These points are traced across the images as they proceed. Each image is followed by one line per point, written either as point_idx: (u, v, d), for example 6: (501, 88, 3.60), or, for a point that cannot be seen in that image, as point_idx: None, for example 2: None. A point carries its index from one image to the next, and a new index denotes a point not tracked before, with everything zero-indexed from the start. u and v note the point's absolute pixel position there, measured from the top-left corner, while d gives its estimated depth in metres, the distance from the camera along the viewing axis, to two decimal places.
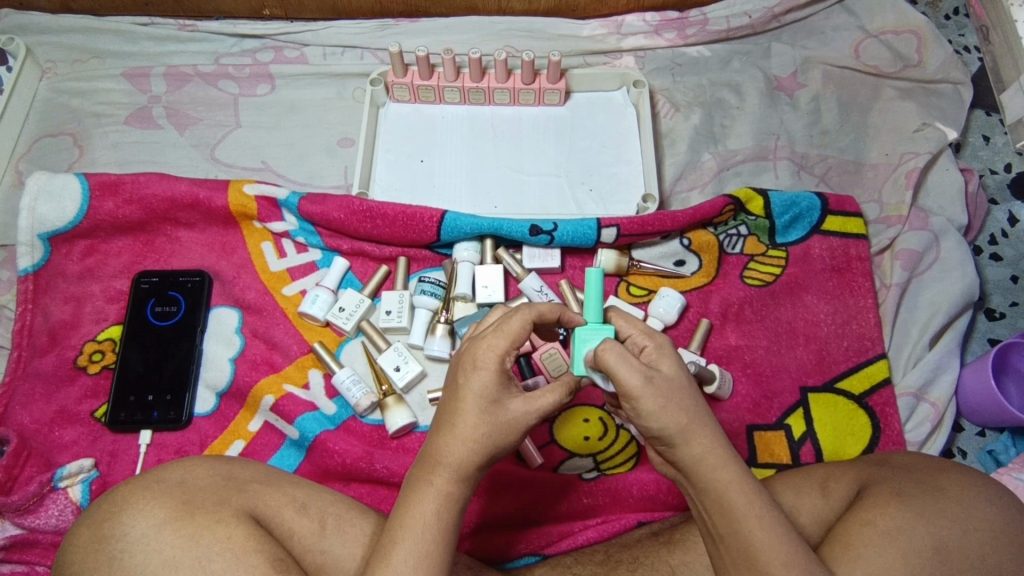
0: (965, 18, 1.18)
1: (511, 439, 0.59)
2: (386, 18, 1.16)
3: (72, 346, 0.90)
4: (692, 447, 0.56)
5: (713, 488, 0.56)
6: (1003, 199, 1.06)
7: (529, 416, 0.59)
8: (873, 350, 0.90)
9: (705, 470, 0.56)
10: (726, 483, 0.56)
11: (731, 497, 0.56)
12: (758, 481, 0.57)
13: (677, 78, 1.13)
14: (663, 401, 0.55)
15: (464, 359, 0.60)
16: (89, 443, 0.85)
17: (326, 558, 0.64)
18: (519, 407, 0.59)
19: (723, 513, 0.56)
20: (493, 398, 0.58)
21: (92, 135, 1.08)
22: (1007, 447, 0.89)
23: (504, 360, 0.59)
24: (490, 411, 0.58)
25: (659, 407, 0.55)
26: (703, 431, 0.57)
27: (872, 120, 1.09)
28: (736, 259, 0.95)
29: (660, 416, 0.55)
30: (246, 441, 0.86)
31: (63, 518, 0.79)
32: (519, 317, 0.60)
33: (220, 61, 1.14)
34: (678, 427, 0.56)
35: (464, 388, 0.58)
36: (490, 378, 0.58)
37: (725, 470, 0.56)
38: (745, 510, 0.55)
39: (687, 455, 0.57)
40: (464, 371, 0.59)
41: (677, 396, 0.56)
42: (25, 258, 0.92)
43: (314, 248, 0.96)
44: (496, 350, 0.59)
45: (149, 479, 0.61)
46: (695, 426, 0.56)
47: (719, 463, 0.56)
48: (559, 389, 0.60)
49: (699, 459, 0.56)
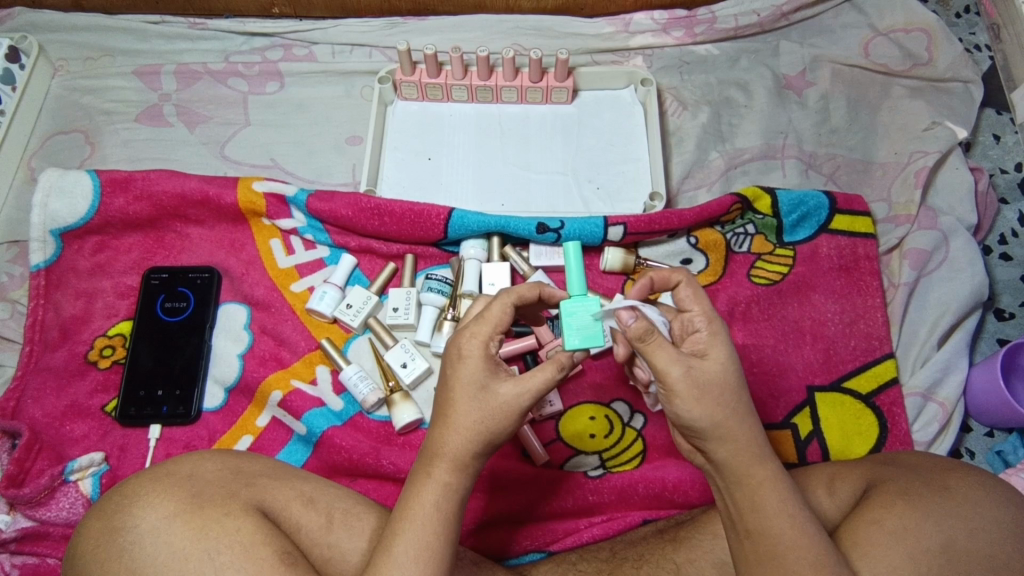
0: (976, 16, 1.17)
1: (505, 424, 0.58)
2: (394, 16, 1.17)
3: (83, 341, 0.91)
4: (728, 443, 0.57)
5: (748, 485, 0.57)
6: (1014, 199, 1.05)
7: (520, 397, 0.58)
8: (881, 349, 0.89)
9: (741, 467, 0.57)
10: (761, 481, 0.56)
11: (764, 495, 0.56)
12: (791, 481, 0.58)
13: (685, 76, 1.13)
14: (699, 394, 0.56)
15: (450, 350, 0.60)
16: (100, 436, 0.86)
17: (333, 553, 0.64)
18: (508, 390, 0.58)
19: (754, 510, 0.56)
20: (481, 384, 0.58)
21: (103, 132, 1.09)
22: (1016, 448, 0.88)
23: (489, 346, 0.60)
24: (479, 398, 0.58)
25: (694, 400, 0.56)
26: (741, 428, 0.57)
27: (881, 119, 1.09)
28: (743, 258, 0.95)
29: (692, 408, 0.56)
30: (255, 435, 0.87)
31: (74, 511, 0.79)
32: (499, 302, 0.61)
33: (230, 59, 1.14)
34: (711, 421, 0.56)
35: (452, 378, 0.59)
36: (476, 365, 0.59)
37: (761, 467, 0.57)
38: (778, 510, 0.56)
39: (721, 451, 0.57)
40: (451, 362, 0.60)
41: (716, 391, 0.56)
42: (37, 254, 0.93)
43: (322, 245, 0.97)
44: (478, 337, 0.59)
45: (159, 472, 0.62)
46: (734, 423, 0.57)
47: (754, 461, 0.57)
48: (551, 365, 0.59)
49: (735, 456, 0.57)
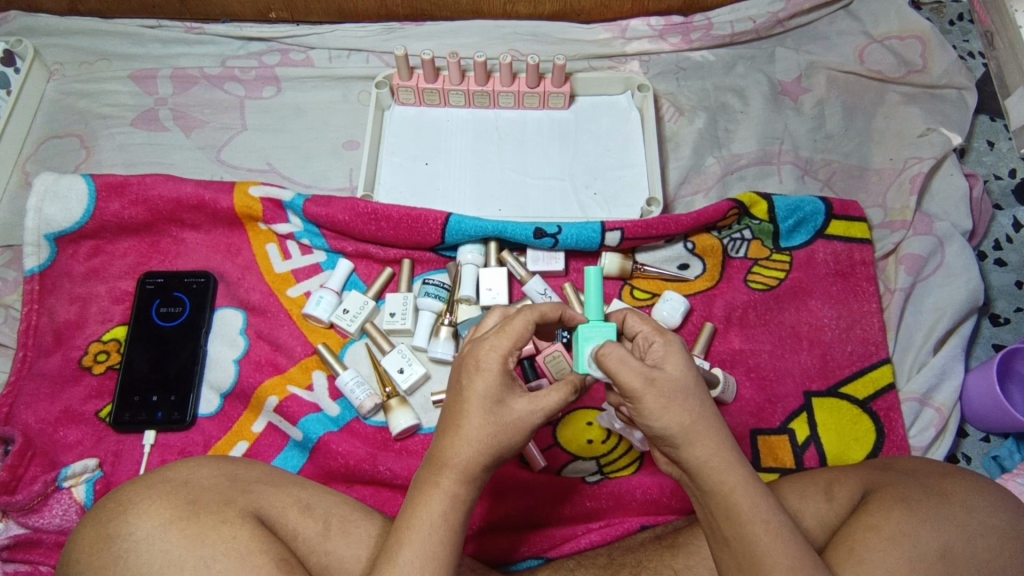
0: (970, 24, 1.18)
1: (516, 440, 0.58)
2: (391, 22, 1.17)
3: (77, 347, 0.90)
4: (695, 449, 0.56)
5: (720, 492, 0.56)
6: (1008, 205, 1.06)
7: (534, 415, 0.58)
8: (877, 355, 0.89)
9: (711, 472, 0.56)
10: (732, 487, 0.56)
11: (737, 501, 0.56)
12: (764, 486, 0.58)
13: (681, 83, 1.13)
14: (665, 402, 0.56)
15: (467, 361, 0.60)
16: (94, 442, 0.86)
17: (331, 559, 0.64)
18: (523, 407, 0.58)
19: (728, 518, 0.56)
20: (497, 399, 0.58)
21: (99, 136, 1.08)
22: (1011, 453, 0.88)
23: (507, 361, 0.59)
24: (495, 413, 0.58)
25: (660, 408, 0.56)
26: (707, 433, 0.57)
27: (876, 125, 1.09)
28: (740, 263, 0.95)
29: (660, 417, 0.56)
30: (251, 441, 0.86)
31: (67, 518, 0.79)
32: (522, 317, 0.60)
33: (226, 63, 1.14)
34: (680, 427, 0.56)
35: (467, 390, 0.58)
36: (493, 379, 0.58)
37: (731, 474, 0.56)
38: (752, 515, 0.56)
39: (691, 457, 0.57)
40: (467, 373, 0.59)
41: (681, 397, 0.56)
42: (31, 258, 0.92)
43: (318, 249, 0.97)
44: (498, 350, 0.59)
45: (154, 478, 0.61)
46: (700, 428, 0.56)
47: (724, 467, 0.56)
48: (566, 387, 0.60)
49: (704, 461, 0.57)
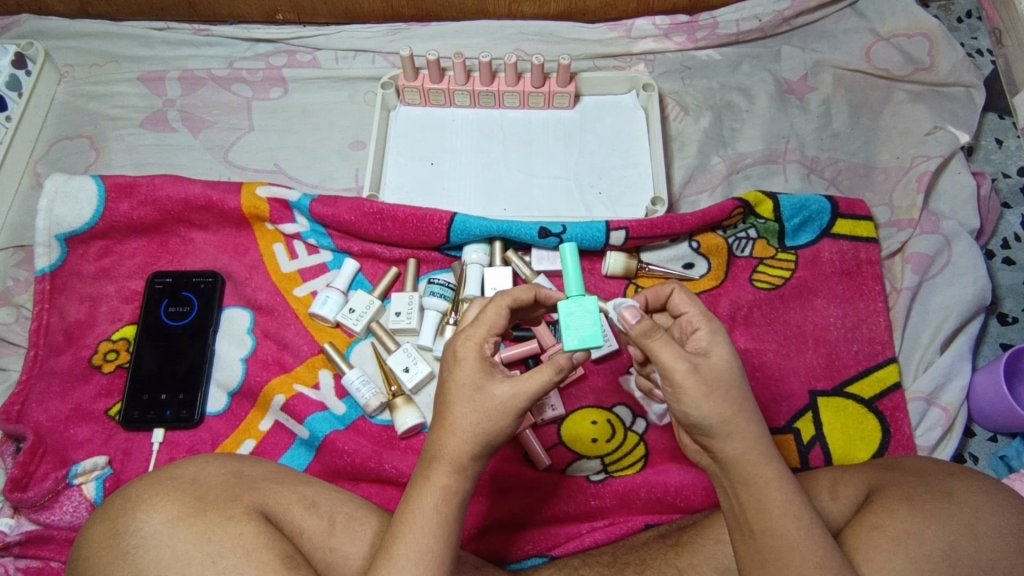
0: (978, 21, 1.17)
1: (502, 424, 0.58)
2: (397, 22, 1.18)
3: (88, 346, 0.92)
4: (733, 441, 0.57)
5: (755, 485, 0.57)
6: (1016, 203, 1.05)
7: (515, 398, 0.58)
8: (883, 354, 0.89)
9: (747, 465, 0.57)
10: (767, 480, 0.57)
11: (771, 495, 0.56)
12: (796, 482, 0.58)
13: (687, 81, 1.13)
14: (707, 390, 0.56)
15: (446, 354, 0.61)
16: (103, 440, 0.87)
17: (335, 557, 0.64)
18: (502, 391, 0.58)
19: (759, 510, 0.56)
20: (476, 385, 0.58)
21: (108, 137, 1.10)
22: (1019, 453, 0.88)
23: (484, 348, 0.60)
24: (475, 399, 0.58)
25: (702, 395, 0.56)
26: (746, 426, 0.58)
27: (883, 123, 1.09)
28: (745, 262, 0.95)
29: (701, 404, 0.57)
30: (257, 439, 0.87)
31: (77, 515, 0.80)
32: (493, 305, 0.61)
33: (234, 65, 1.15)
34: (720, 417, 0.57)
35: (449, 382, 0.59)
36: (470, 367, 0.59)
37: (767, 467, 0.57)
38: (784, 509, 0.56)
39: (726, 448, 0.58)
40: (447, 365, 0.60)
41: (723, 387, 0.57)
42: (42, 258, 0.93)
43: (324, 249, 0.97)
44: (473, 339, 0.60)
45: (162, 475, 0.62)
46: (741, 419, 0.57)
47: (761, 461, 0.57)
48: (549, 367, 0.58)
49: (740, 454, 0.57)
